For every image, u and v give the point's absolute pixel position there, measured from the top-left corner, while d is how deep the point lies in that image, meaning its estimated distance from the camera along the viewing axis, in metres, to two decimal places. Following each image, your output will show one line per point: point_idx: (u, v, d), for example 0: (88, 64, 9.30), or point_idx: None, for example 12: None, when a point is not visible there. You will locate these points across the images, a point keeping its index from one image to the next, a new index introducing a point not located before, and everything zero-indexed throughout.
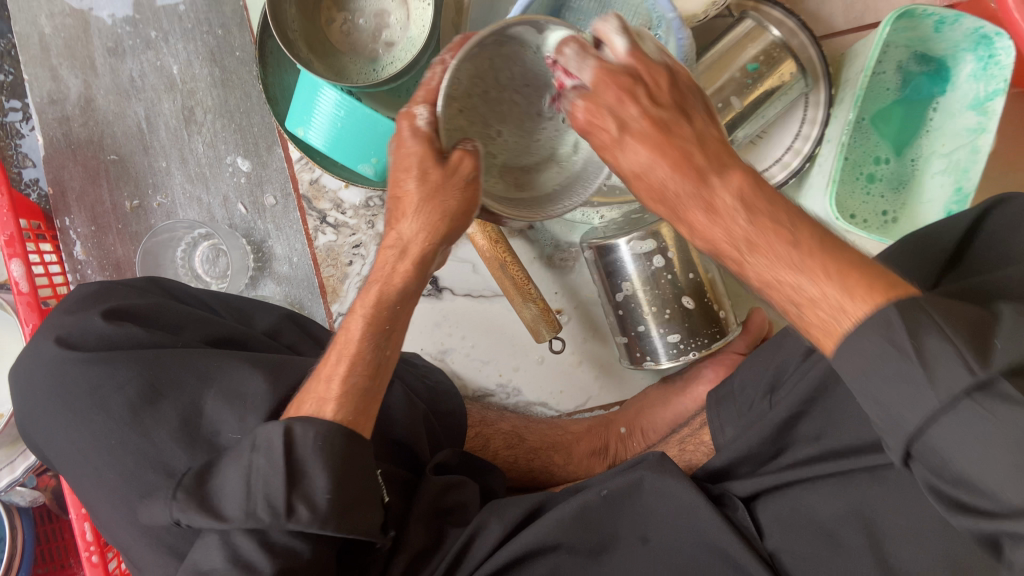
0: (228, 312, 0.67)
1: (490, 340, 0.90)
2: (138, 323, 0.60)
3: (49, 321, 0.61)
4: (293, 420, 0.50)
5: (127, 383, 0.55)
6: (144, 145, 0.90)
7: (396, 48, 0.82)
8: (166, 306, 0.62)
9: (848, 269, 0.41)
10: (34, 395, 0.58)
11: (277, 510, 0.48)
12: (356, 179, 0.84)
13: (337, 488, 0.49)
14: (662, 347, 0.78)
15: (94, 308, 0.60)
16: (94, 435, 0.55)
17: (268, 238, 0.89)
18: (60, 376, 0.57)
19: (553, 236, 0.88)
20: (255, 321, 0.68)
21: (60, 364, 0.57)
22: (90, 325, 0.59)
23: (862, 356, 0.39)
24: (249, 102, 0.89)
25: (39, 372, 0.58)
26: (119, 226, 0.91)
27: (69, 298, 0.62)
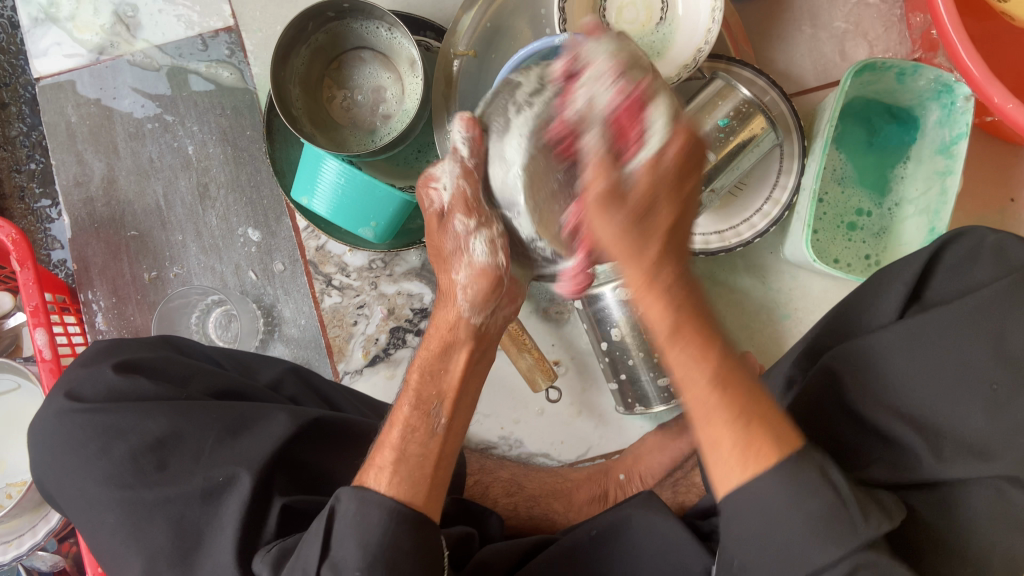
0: (232, 366, 0.71)
1: (491, 393, 0.93)
2: (148, 374, 0.65)
3: (66, 375, 0.66)
4: (339, 490, 0.51)
5: (134, 435, 0.60)
6: (162, 221, 0.96)
7: (393, 120, 0.88)
8: (173, 360, 0.67)
9: (753, 410, 0.44)
10: (50, 449, 0.63)
11: (312, 570, 0.49)
12: (356, 241, 0.89)
13: (368, 559, 0.48)
14: (654, 391, 0.80)
15: (104, 363, 0.65)
16: (104, 479, 0.59)
17: (277, 303, 0.94)
18: (75, 426, 0.61)
19: (548, 290, 0.93)
20: (258, 375, 0.72)
21: (70, 416, 0.62)
22: (100, 378, 0.63)
23: (753, 512, 0.43)
24: (259, 176, 0.95)
25: (53, 426, 0.63)
26: (138, 296, 0.96)
27: (84, 353, 0.67)
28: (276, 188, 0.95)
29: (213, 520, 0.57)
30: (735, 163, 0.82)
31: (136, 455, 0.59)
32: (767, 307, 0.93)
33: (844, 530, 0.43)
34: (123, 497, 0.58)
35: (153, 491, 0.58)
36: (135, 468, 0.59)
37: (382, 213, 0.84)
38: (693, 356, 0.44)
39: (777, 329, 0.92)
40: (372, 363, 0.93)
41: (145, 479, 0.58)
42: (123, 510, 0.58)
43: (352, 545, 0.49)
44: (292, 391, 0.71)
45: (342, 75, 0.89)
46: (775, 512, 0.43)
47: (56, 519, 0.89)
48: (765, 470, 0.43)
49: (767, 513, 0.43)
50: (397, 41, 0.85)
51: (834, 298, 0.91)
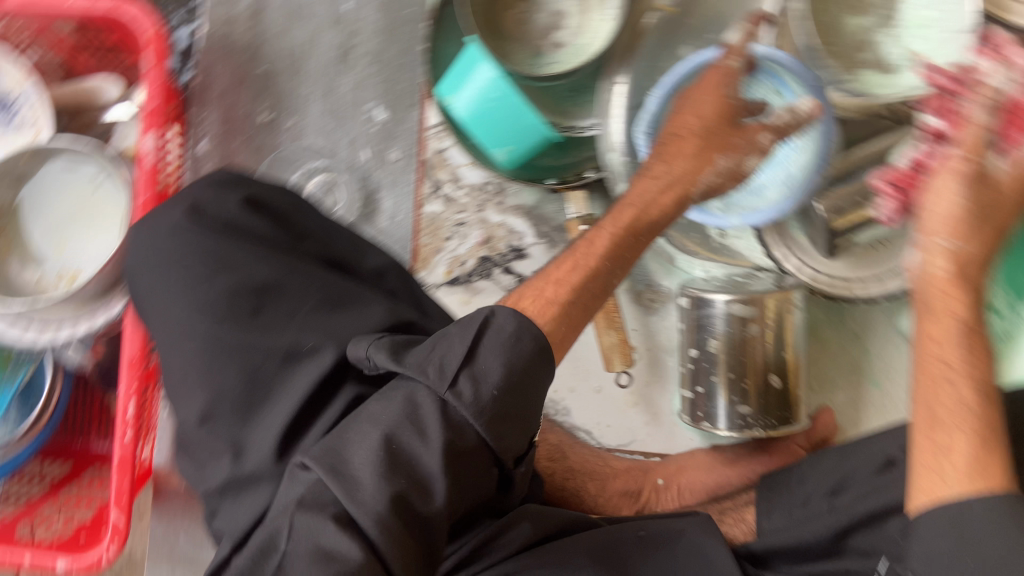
0: (342, 238, 0.67)
1: (557, 354, 0.91)
2: (268, 220, 0.62)
3: (187, 191, 0.63)
4: (497, 307, 0.50)
5: (238, 275, 0.58)
6: (294, 68, 0.92)
7: (562, 50, 0.83)
8: (298, 213, 0.64)
9: (988, 441, 0.48)
10: (150, 255, 0.60)
11: (444, 373, 0.47)
12: (482, 158, 0.86)
13: (506, 382, 0.47)
14: (728, 415, 0.77)
15: (234, 191, 0.62)
16: (197, 306, 0.57)
17: (379, 191, 0.91)
18: (185, 243, 0.59)
19: (648, 274, 0.89)
20: (363, 259, 0.67)
21: (183, 231, 0.59)
22: (226, 205, 0.61)
23: (957, 523, 0.46)
24: (404, 58, 0.91)
25: (163, 234, 0.60)
26: (247, 135, 0.92)
27: (209, 175, 0.63)
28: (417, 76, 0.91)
29: (283, 381, 0.55)
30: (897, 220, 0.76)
31: (237, 295, 0.57)
32: (858, 369, 0.89)
33: None
34: (212, 330, 0.56)
35: (242, 335, 0.56)
36: (231, 306, 0.57)
37: (522, 140, 0.81)
38: (960, 359, 0.53)
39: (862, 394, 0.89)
40: (452, 284, 0.91)
41: (239, 320, 0.57)
42: (208, 341, 0.56)
43: (498, 360, 0.47)
44: (391, 286, 0.68)
45: None
46: (981, 522, 0.45)
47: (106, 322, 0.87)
48: (980, 492, 0.46)
49: (989, 521, 0.45)
50: None
51: None
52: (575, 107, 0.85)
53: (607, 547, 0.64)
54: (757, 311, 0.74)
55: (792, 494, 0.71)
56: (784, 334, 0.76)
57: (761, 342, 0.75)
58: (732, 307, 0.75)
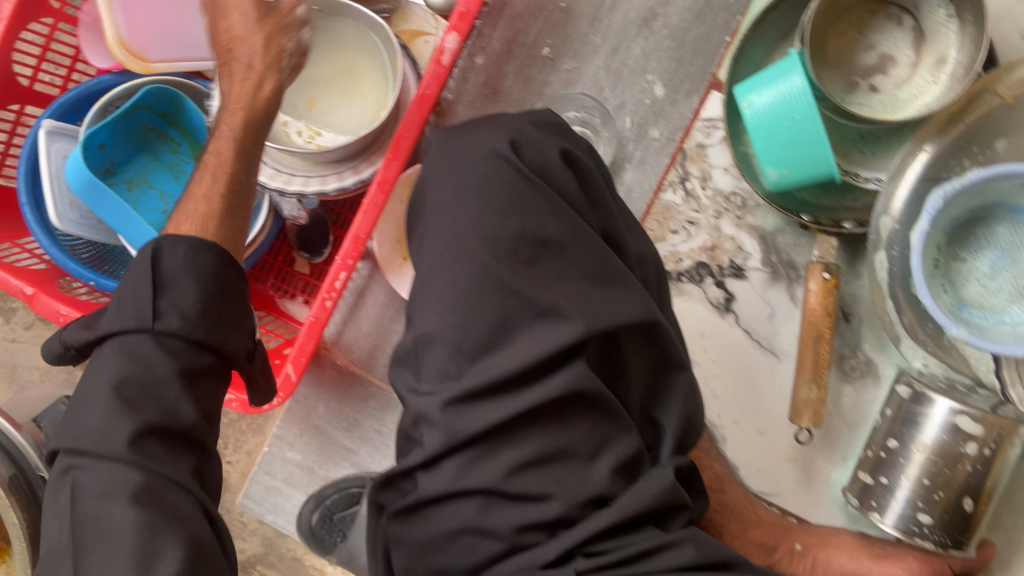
0: (625, 215, 0.67)
1: (736, 381, 0.89)
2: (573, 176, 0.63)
3: (508, 120, 0.65)
4: (160, 247, 0.58)
5: (530, 222, 0.59)
6: (595, 15, 0.90)
7: (878, 96, 0.80)
8: (595, 179, 0.65)
9: None
10: (456, 170, 0.63)
11: (147, 314, 0.55)
12: (746, 171, 0.84)
13: (202, 301, 0.57)
14: (903, 517, 0.75)
15: (555, 141, 0.64)
16: (484, 236, 0.59)
17: (628, 162, 0.90)
18: (493, 171, 0.61)
19: (858, 342, 0.87)
20: (633, 240, 0.67)
21: (496, 161, 0.61)
22: (545, 153, 0.62)
23: None
24: (706, 44, 0.89)
25: (475, 155, 0.62)
26: (524, 61, 0.91)
27: (536, 115, 0.65)
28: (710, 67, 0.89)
29: (525, 332, 0.57)
30: None
31: (521, 241, 0.59)
32: None
33: None
34: (487, 261, 0.58)
35: (514, 280, 0.58)
36: (514, 246, 0.58)
37: (800, 169, 0.78)
38: None
39: None
40: None
41: (514, 259, 0.58)
42: (476, 273, 0.58)
43: (149, 338, 0.55)
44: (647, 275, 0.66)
45: (869, 21, 0.81)
46: None
47: (338, 188, 0.87)
48: None
49: None
50: (947, 32, 0.77)
51: None
52: (859, 155, 0.84)
53: None
54: (982, 432, 0.72)
55: None
56: (993, 464, 0.73)
57: (969, 463, 0.73)
58: (956, 417, 0.73)
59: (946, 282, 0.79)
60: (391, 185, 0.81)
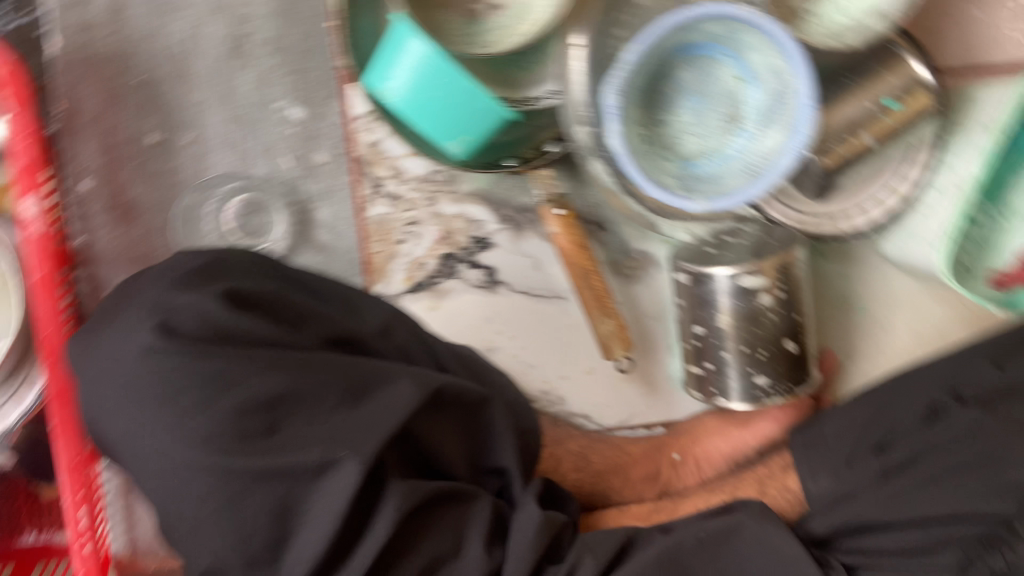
0: (336, 302, 0.59)
1: (542, 342, 0.84)
2: (257, 312, 0.53)
3: (146, 293, 0.52)
4: None
5: (241, 386, 0.48)
6: (178, 72, 0.76)
7: (504, 13, 0.73)
8: (285, 296, 0.55)
9: None
10: (115, 389, 0.49)
11: None
12: (428, 152, 0.75)
13: None
14: (743, 388, 0.74)
15: (207, 287, 0.52)
16: (196, 438, 0.46)
17: (313, 201, 0.79)
18: (160, 366, 0.48)
19: (623, 241, 0.83)
20: (363, 315, 0.59)
21: (158, 353, 0.48)
22: (204, 308, 0.51)
23: None
24: (311, 41, 0.77)
25: (124, 358, 0.49)
26: (135, 162, 0.77)
27: (173, 271, 0.53)
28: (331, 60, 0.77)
29: (310, 502, 0.47)
30: (880, 152, 0.74)
31: (244, 414, 0.47)
32: (844, 298, 0.86)
33: None
34: (218, 467, 0.45)
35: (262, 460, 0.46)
36: (242, 429, 0.47)
37: (479, 127, 0.70)
38: None
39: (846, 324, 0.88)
40: (415, 291, 0.81)
41: (247, 444, 0.46)
42: (215, 480, 0.45)
43: None
44: (400, 341, 0.60)
45: None
46: None
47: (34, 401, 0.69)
48: None
49: None
50: None
51: (926, 306, 0.83)
52: (522, 74, 0.75)
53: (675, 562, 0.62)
54: (766, 280, 0.71)
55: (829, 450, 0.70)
56: (792, 297, 0.73)
57: (770, 311, 0.72)
58: (739, 279, 0.71)
59: (663, 151, 0.75)
60: (70, 390, 0.66)
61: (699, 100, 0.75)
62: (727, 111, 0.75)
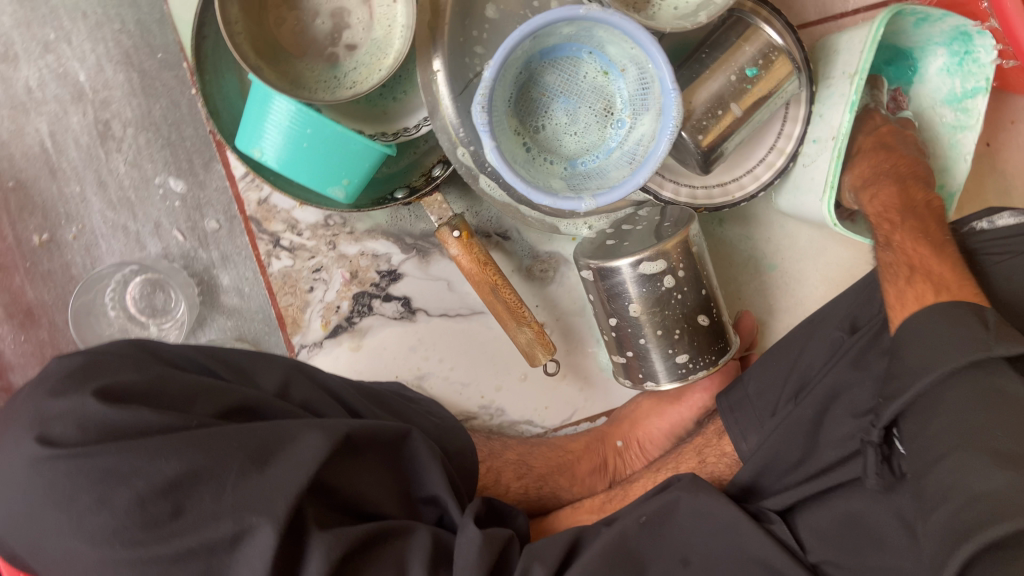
0: (230, 374, 0.58)
1: (470, 360, 0.85)
2: (140, 402, 0.51)
3: (21, 408, 0.51)
4: None
5: (136, 477, 0.47)
6: (50, 167, 0.76)
7: (360, 51, 0.72)
8: (167, 378, 0.54)
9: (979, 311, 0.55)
10: (14, 505, 0.49)
11: None
12: (315, 201, 0.74)
13: None
14: (667, 368, 0.75)
15: (82, 390, 0.50)
16: (105, 538, 0.47)
17: (214, 268, 0.79)
18: (51, 476, 0.48)
19: (530, 246, 0.84)
20: (259, 380, 0.60)
21: (48, 466, 0.48)
22: (82, 413, 0.49)
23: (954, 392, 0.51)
24: (178, 112, 0.77)
25: (14, 473, 0.49)
26: (27, 264, 0.77)
27: (45, 381, 0.52)
28: (202, 127, 0.77)
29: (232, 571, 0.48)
30: (755, 117, 0.75)
31: (145, 504, 0.47)
32: (754, 258, 0.89)
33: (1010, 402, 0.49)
34: (130, 559, 0.46)
35: (170, 544, 0.47)
36: (145, 520, 0.47)
37: (356, 167, 0.70)
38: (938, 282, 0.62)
39: (763, 281, 0.90)
40: (334, 335, 0.81)
41: (152, 532, 0.47)
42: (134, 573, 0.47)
43: None
44: (303, 397, 0.60)
45: None
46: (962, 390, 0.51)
47: None
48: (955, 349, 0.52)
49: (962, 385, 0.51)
50: None
51: (822, 249, 0.89)
52: (393, 105, 0.76)
53: (623, 547, 0.65)
54: (666, 263, 0.71)
55: (753, 408, 0.75)
56: (696, 272, 0.74)
57: (677, 291, 0.73)
58: (641, 268, 0.71)
59: (545, 155, 0.77)
60: None
61: (572, 99, 0.76)
62: (599, 103, 0.76)
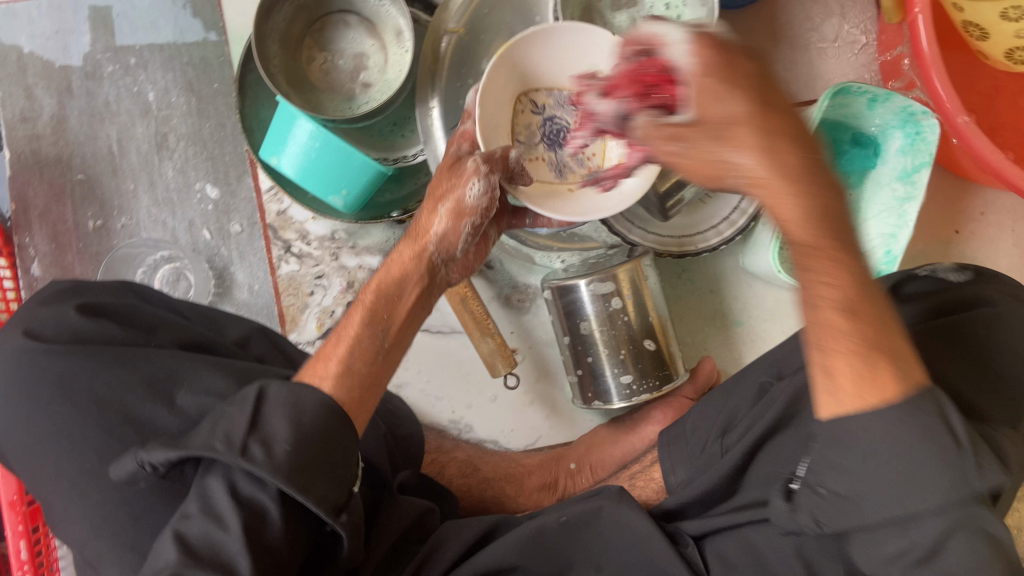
0: (198, 320, 0.69)
1: (444, 376, 0.93)
2: (114, 320, 0.62)
3: (20, 313, 0.63)
4: None
5: (95, 378, 0.58)
6: (113, 167, 0.91)
7: (373, 89, 0.86)
8: (139, 308, 0.64)
9: (875, 348, 0.44)
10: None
11: None
12: (323, 211, 0.87)
13: None
14: (615, 388, 0.81)
15: (68, 303, 0.62)
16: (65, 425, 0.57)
17: (231, 265, 0.91)
18: (30, 367, 0.59)
19: (511, 277, 0.93)
20: (223, 330, 0.70)
21: (33, 356, 0.59)
22: (64, 321, 0.60)
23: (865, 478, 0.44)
24: (223, 132, 0.91)
25: (4, 363, 0.60)
26: (79, 245, 0.91)
27: (46, 294, 0.64)
28: (241, 146, 0.92)
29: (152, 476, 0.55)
30: None
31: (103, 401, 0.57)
32: (721, 312, 0.95)
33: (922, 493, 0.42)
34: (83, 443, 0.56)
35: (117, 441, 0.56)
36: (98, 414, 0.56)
37: (355, 181, 0.82)
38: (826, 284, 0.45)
39: (730, 336, 0.95)
40: (326, 336, 0.91)
41: (105, 421, 0.57)
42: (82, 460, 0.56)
43: None
44: (258, 351, 0.69)
45: (324, 36, 0.86)
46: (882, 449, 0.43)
47: None
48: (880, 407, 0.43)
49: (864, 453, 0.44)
50: (384, 9, 0.84)
51: (788, 311, 0.94)
52: (400, 139, 0.90)
53: (532, 541, 0.67)
54: (616, 286, 0.80)
55: (687, 441, 0.75)
56: (644, 301, 0.81)
57: (625, 313, 0.80)
58: (593, 287, 0.79)
59: None
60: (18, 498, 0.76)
61: None
62: None
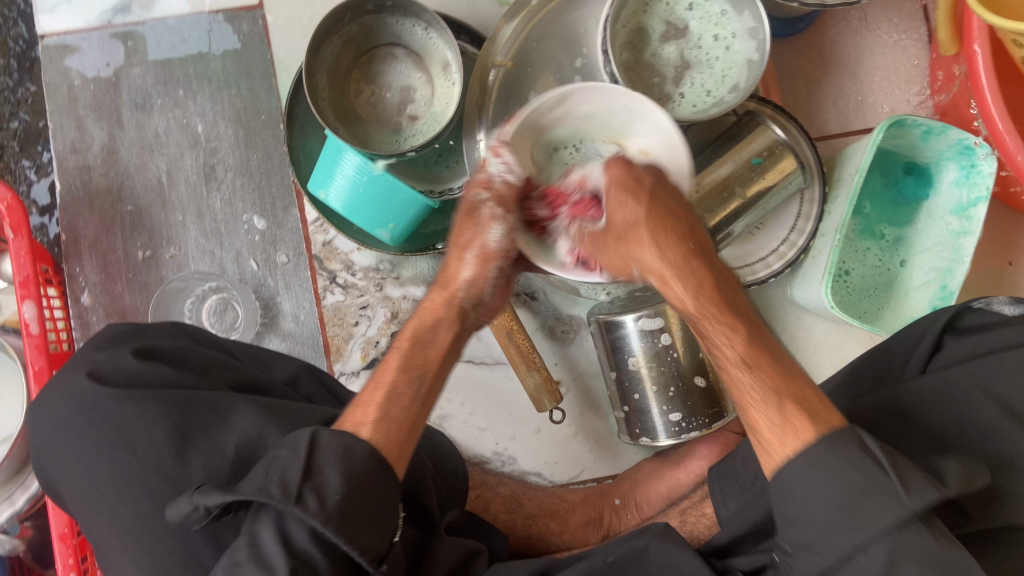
0: (247, 360, 0.69)
1: (487, 407, 0.92)
2: (168, 363, 0.63)
3: (78, 357, 0.63)
4: None
5: (157, 420, 0.58)
6: (162, 199, 0.92)
7: (419, 122, 0.86)
8: (191, 351, 0.65)
9: (789, 393, 0.51)
10: (61, 435, 0.60)
11: None
12: (370, 243, 0.86)
13: None
14: (663, 425, 0.80)
15: (124, 348, 0.63)
16: (126, 470, 0.57)
17: (276, 295, 0.91)
18: (91, 410, 0.59)
19: (555, 307, 0.92)
20: (273, 370, 0.70)
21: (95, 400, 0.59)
22: (122, 364, 0.61)
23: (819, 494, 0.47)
24: (270, 163, 0.92)
25: (65, 407, 0.60)
26: (129, 275, 0.92)
27: (102, 339, 0.65)
28: (287, 177, 0.92)
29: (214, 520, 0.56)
30: (760, 205, 0.82)
31: (161, 443, 0.57)
32: None
33: (882, 500, 0.45)
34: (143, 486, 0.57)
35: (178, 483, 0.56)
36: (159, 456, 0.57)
37: (403, 215, 0.82)
38: (723, 334, 0.55)
39: None
40: (370, 366, 0.91)
41: (164, 464, 0.57)
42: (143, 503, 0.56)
43: None
44: (307, 390, 0.69)
45: (372, 69, 0.87)
46: (813, 487, 0.47)
47: (38, 486, 0.85)
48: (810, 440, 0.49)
49: (806, 477, 0.47)
50: (431, 42, 0.84)
51: (836, 343, 0.93)
52: (445, 171, 0.90)
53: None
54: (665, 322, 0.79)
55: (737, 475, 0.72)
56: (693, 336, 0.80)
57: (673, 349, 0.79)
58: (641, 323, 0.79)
59: None
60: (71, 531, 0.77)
61: None
62: None
